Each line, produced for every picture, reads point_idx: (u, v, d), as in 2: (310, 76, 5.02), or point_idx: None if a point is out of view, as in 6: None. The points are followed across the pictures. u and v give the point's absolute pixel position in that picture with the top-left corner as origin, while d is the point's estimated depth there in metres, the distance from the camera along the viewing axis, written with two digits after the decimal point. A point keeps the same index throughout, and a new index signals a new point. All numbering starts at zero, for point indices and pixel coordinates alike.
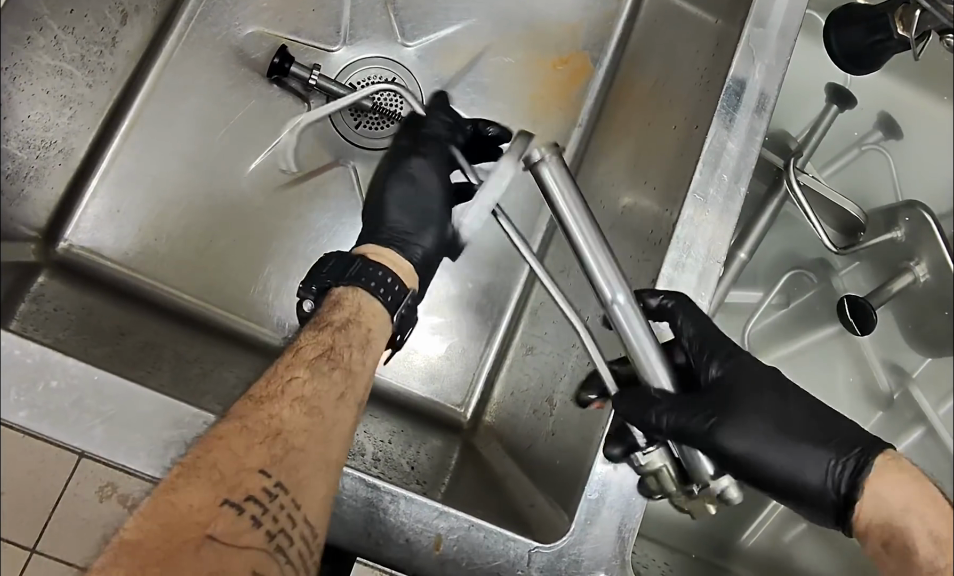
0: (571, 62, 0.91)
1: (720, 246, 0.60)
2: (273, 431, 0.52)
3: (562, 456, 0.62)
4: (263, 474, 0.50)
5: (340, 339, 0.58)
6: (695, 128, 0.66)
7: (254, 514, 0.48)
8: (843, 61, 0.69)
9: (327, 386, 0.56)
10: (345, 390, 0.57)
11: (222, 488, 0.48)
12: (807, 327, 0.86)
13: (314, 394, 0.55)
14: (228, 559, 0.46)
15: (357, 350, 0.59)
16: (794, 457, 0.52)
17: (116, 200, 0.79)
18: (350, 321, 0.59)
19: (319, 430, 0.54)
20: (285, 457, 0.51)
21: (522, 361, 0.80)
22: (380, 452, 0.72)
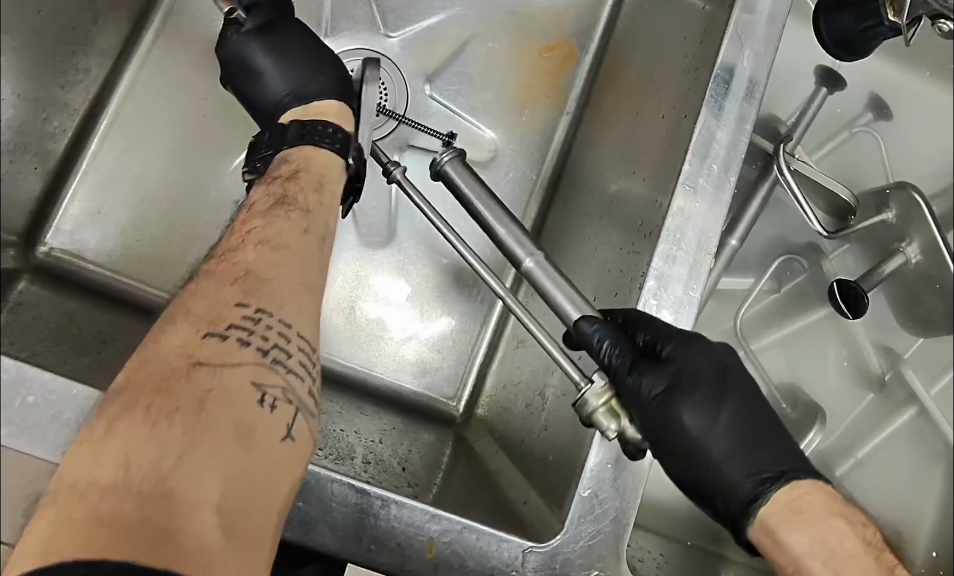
0: (558, 49, 0.90)
1: (712, 235, 0.59)
2: (240, 272, 0.50)
3: (554, 452, 0.61)
4: (240, 305, 0.48)
5: (291, 189, 0.57)
6: (683, 118, 0.65)
7: (241, 337, 0.46)
8: (835, 49, 0.68)
9: (286, 225, 0.54)
10: (308, 225, 0.56)
11: (203, 323, 0.46)
12: (798, 311, 0.86)
13: (277, 235, 0.53)
14: (223, 374, 0.44)
15: (311, 192, 0.58)
16: (717, 453, 0.53)
17: (96, 202, 0.78)
18: (299, 171, 0.59)
19: (285, 260, 0.52)
20: (258, 287, 0.49)
21: (514, 354, 0.79)
22: (371, 453, 0.71)
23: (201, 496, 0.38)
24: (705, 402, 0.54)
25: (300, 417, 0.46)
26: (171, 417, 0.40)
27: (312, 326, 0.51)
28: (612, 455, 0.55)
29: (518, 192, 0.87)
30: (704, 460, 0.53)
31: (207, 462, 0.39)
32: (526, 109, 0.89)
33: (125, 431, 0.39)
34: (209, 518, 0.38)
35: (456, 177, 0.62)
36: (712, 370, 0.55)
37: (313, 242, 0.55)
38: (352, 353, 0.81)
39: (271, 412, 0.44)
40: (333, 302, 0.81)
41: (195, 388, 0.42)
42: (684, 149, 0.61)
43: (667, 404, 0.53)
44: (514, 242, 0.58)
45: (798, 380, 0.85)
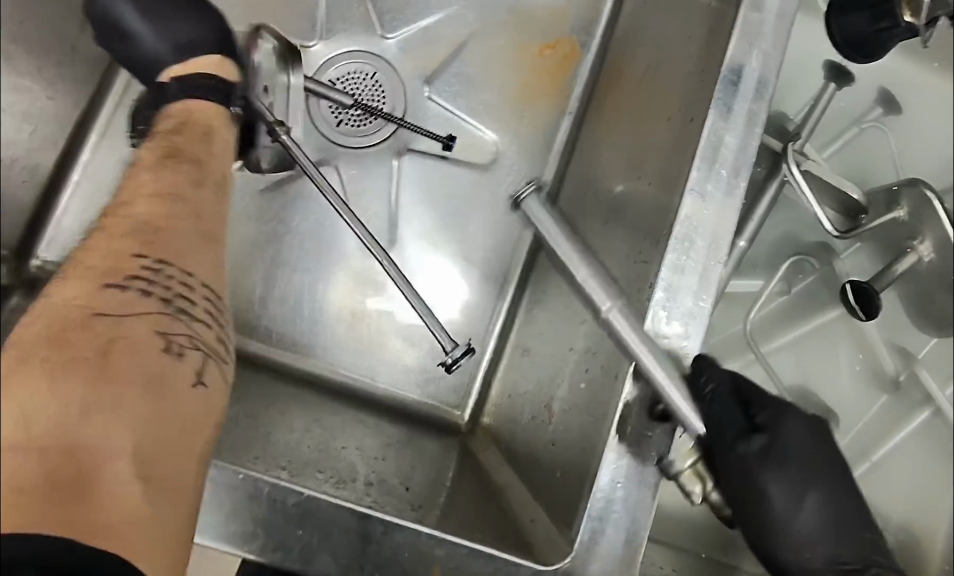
0: (558, 47, 0.88)
1: (722, 243, 0.57)
2: (153, 227, 0.53)
3: (561, 468, 0.59)
4: (139, 256, 0.51)
5: (186, 144, 0.60)
6: (690, 121, 0.63)
7: (143, 287, 0.49)
8: (847, 50, 0.67)
9: (181, 176, 0.57)
10: (200, 178, 0.59)
11: (98, 277, 0.48)
12: (810, 312, 0.84)
13: (171, 184, 0.56)
14: (122, 322, 0.47)
15: (197, 140, 0.61)
16: (795, 525, 0.54)
17: (91, 212, 0.75)
18: (184, 122, 0.62)
19: (193, 217, 0.56)
20: (153, 239, 0.52)
21: (519, 362, 0.77)
22: (374, 473, 0.73)
23: (106, 448, 0.42)
24: (793, 479, 0.55)
25: (209, 361, 0.52)
26: (73, 370, 0.43)
27: (212, 274, 0.55)
28: (621, 474, 0.53)
29: (522, 193, 0.85)
30: (800, 529, 0.55)
31: (108, 415, 0.43)
32: (526, 111, 0.87)
33: (32, 383, 0.41)
34: (125, 465, 0.42)
35: (575, 253, 0.65)
36: (824, 459, 0.56)
37: (212, 192, 0.59)
38: (354, 363, 0.79)
39: (177, 359, 0.49)
40: (334, 310, 0.80)
41: (91, 341, 0.45)
42: (691, 155, 0.59)
43: (759, 474, 0.53)
44: (610, 313, 0.56)
45: (810, 383, 0.84)
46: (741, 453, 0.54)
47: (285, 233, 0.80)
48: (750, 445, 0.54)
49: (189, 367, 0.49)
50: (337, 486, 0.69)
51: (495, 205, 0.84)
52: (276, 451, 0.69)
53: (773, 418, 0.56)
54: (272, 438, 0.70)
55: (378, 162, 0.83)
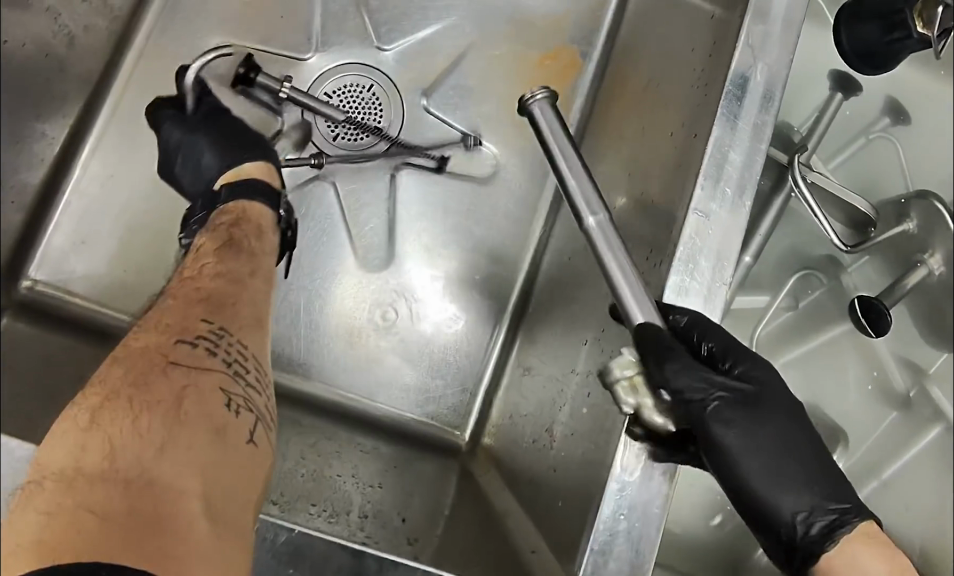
0: (558, 57, 0.86)
1: (728, 263, 0.55)
2: (203, 295, 0.54)
3: (564, 497, 0.57)
4: (206, 321, 0.51)
5: (235, 233, 0.59)
6: (693, 137, 0.61)
7: (208, 347, 0.50)
8: (856, 57, 0.67)
9: (237, 267, 0.57)
10: (254, 268, 0.59)
11: (173, 333, 0.49)
12: (819, 327, 0.81)
13: (232, 269, 0.57)
14: (194, 375, 0.47)
15: (254, 236, 0.60)
16: (770, 488, 0.50)
17: (82, 231, 0.75)
18: (237, 218, 0.61)
19: (243, 295, 0.56)
20: (220, 307, 0.53)
21: (520, 382, 0.75)
22: (369, 504, 0.73)
23: (180, 491, 0.41)
24: (761, 428, 0.50)
25: (260, 425, 0.50)
26: (151, 412, 0.44)
27: (261, 352, 0.54)
28: (626, 504, 0.51)
29: (522, 208, 0.82)
30: (779, 474, 0.50)
31: (183, 456, 0.43)
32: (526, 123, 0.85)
33: (113, 425, 0.42)
34: (194, 506, 0.41)
35: (544, 122, 0.57)
36: (790, 398, 0.53)
37: (263, 283, 0.59)
38: (351, 383, 0.78)
39: (236, 417, 0.48)
40: (331, 329, 0.78)
41: (169, 387, 0.45)
42: (695, 172, 0.58)
43: (725, 413, 0.50)
44: (583, 202, 0.54)
45: (818, 400, 0.80)
46: (703, 410, 0.49)
47: (284, 246, 0.78)
48: (711, 394, 0.50)
49: (245, 424, 0.48)
50: (330, 521, 0.71)
51: (497, 217, 0.82)
52: (272, 481, 0.69)
53: (739, 365, 0.53)
54: (268, 469, 0.69)
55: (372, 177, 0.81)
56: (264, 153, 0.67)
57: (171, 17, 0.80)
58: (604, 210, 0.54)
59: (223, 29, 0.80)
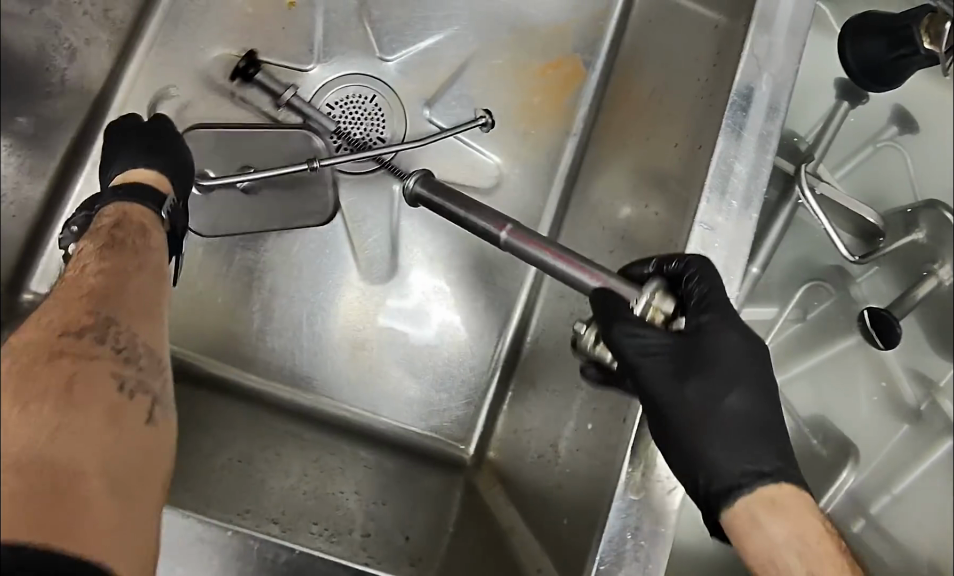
0: (561, 67, 0.86)
1: (733, 277, 0.55)
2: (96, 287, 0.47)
3: (570, 515, 0.56)
4: (94, 313, 0.45)
5: (123, 231, 0.53)
6: (698, 148, 0.60)
7: (96, 337, 0.44)
8: (859, 75, 0.70)
9: (138, 257, 0.51)
10: (140, 263, 0.51)
11: (63, 323, 0.43)
12: (828, 338, 0.80)
13: (132, 256, 0.51)
14: (84, 362, 0.42)
15: (138, 235, 0.53)
16: (711, 447, 0.49)
17: None
18: (122, 219, 0.54)
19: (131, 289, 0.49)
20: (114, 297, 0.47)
21: (525, 396, 0.74)
22: (373, 521, 0.69)
23: (82, 481, 0.37)
24: (710, 383, 0.50)
25: (158, 406, 0.45)
26: (42, 400, 0.38)
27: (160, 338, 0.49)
28: (633, 523, 0.50)
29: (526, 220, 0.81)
30: (711, 427, 0.50)
31: (77, 439, 0.38)
32: (529, 132, 0.85)
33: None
34: (97, 488, 0.38)
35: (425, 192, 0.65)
36: (749, 357, 0.51)
37: (151, 280, 0.51)
38: (354, 397, 0.77)
39: (130, 399, 0.43)
40: (334, 342, 0.77)
41: (56, 374, 0.40)
42: (700, 184, 0.57)
43: (665, 364, 0.50)
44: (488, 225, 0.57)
45: (827, 412, 0.79)
46: (653, 365, 0.49)
47: (288, 260, 0.78)
48: (664, 348, 0.50)
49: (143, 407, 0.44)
50: (332, 540, 0.64)
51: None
52: (268, 502, 0.64)
53: (703, 317, 0.51)
54: (266, 487, 0.66)
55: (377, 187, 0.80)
56: (167, 162, 0.63)
57: (173, 29, 0.80)
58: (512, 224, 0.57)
59: (225, 39, 0.80)
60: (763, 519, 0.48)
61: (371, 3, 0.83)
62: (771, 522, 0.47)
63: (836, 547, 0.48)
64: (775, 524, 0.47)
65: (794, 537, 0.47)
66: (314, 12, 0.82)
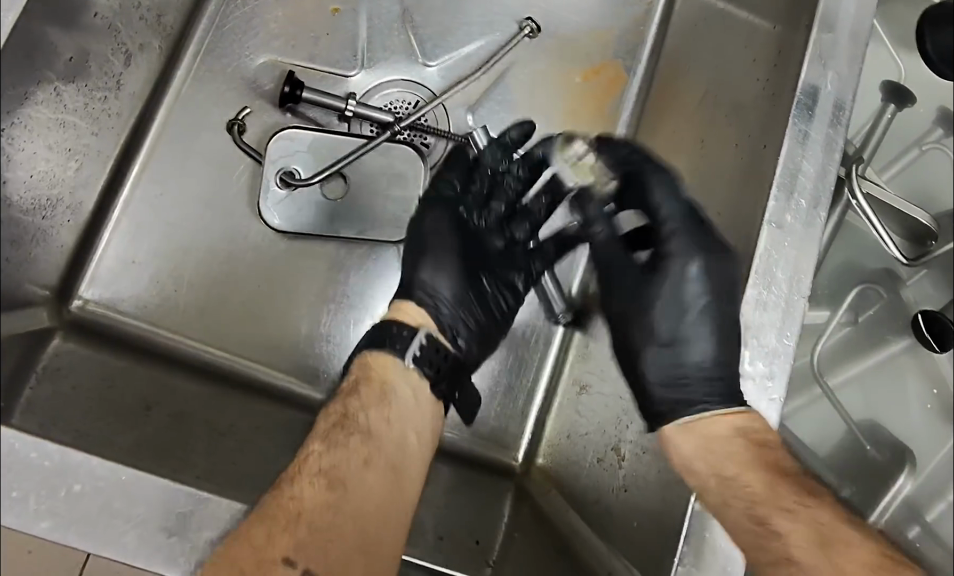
0: (603, 72, 0.86)
1: (806, 274, 0.54)
2: (293, 512, 0.52)
3: (641, 518, 0.56)
4: (287, 563, 0.50)
5: (353, 405, 0.60)
6: (763, 148, 0.60)
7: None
8: (941, 67, 0.68)
9: (346, 456, 0.57)
10: (368, 455, 0.58)
11: None
12: (875, 344, 0.78)
13: (334, 466, 0.56)
14: None
15: (372, 407, 0.60)
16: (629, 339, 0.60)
17: (132, 250, 0.75)
18: (359, 385, 0.62)
19: (348, 503, 0.55)
20: (311, 544, 0.52)
21: (575, 402, 0.73)
22: (443, 526, 0.68)
23: None
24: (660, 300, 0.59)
25: None
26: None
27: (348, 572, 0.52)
28: (708, 522, 0.50)
29: None
30: (657, 334, 0.59)
31: None
32: (572, 136, 0.85)
33: None
34: None
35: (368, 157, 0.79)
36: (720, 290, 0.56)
37: (379, 472, 0.58)
38: None
39: None
40: None
41: None
42: (767, 184, 0.57)
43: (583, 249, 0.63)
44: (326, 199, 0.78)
45: (880, 418, 0.77)
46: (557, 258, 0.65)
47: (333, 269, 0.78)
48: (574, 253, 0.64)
49: None
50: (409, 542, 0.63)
51: None
52: None
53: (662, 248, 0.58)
54: None
55: (409, 185, 0.79)
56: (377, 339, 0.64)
57: (219, 34, 0.80)
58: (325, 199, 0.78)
59: (270, 46, 0.81)
60: (670, 434, 0.56)
61: (413, 9, 0.84)
62: (688, 439, 0.55)
63: (758, 467, 0.52)
64: (685, 444, 0.55)
65: (699, 454, 0.54)
66: (357, 19, 0.83)
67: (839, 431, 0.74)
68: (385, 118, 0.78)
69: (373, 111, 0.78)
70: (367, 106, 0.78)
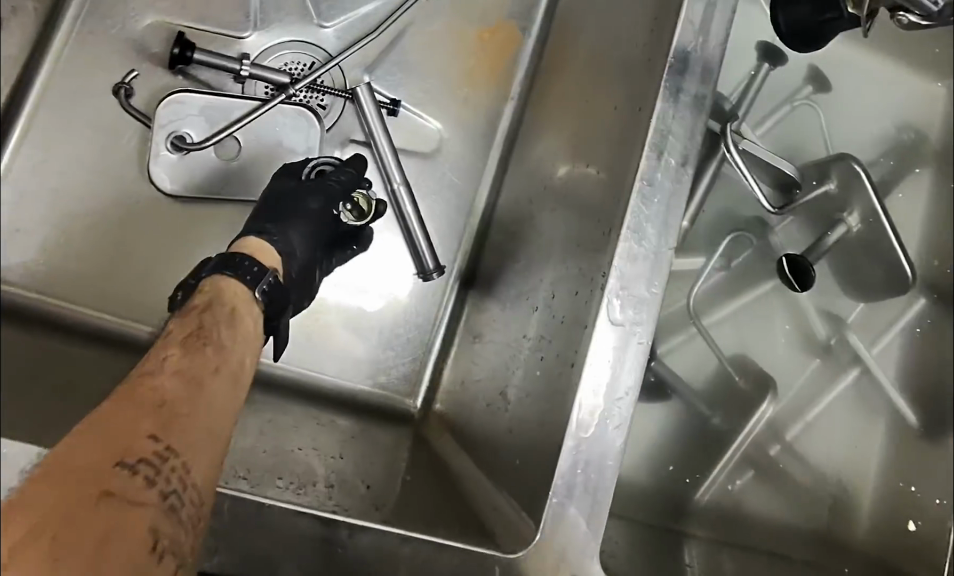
0: (497, 33, 0.87)
1: (671, 232, 0.58)
2: (157, 401, 0.47)
3: (521, 456, 0.60)
4: (153, 438, 0.45)
5: (206, 320, 0.56)
6: (638, 111, 0.63)
7: (153, 472, 0.44)
8: (791, 39, 0.69)
9: (201, 359, 0.52)
10: (219, 363, 0.53)
11: (112, 452, 0.43)
12: (746, 286, 0.79)
13: (192, 366, 0.52)
14: (129, 493, 0.42)
15: (226, 323, 0.56)
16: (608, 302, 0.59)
17: (17, 219, 0.76)
18: (211, 303, 0.57)
19: (202, 406, 0.50)
20: (170, 423, 0.47)
21: (471, 351, 0.78)
22: (334, 474, 0.71)
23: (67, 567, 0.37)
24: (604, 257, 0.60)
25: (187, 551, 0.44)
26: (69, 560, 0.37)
27: (205, 482, 0.48)
28: (582, 458, 0.54)
29: (468, 182, 0.84)
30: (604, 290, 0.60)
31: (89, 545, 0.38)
32: (467, 97, 0.86)
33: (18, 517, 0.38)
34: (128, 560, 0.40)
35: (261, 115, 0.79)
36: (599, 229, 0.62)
37: (227, 381, 0.53)
38: (307, 359, 0.78)
39: (164, 519, 0.43)
40: None
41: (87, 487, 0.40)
42: (639, 145, 0.60)
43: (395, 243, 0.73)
44: (219, 158, 0.78)
45: (748, 350, 0.78)
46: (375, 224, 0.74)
47: (229, 228, 0.78)
48: None
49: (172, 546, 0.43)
50: (298, 492, 0.67)
51: (457, 191, 0.84)
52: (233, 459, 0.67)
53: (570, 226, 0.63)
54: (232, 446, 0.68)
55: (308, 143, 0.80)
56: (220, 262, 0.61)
57: None
58: (218, 158, 0.78)
59: (157, 7, 0.79)
60: None
61: None
62: None
63: None
64: None
65: None
66: None
67: (711, 367, 0.76)
68: (281, 80, 0.79)
69: (269, 71, 0.78)
70: (262, 67, 0.78)
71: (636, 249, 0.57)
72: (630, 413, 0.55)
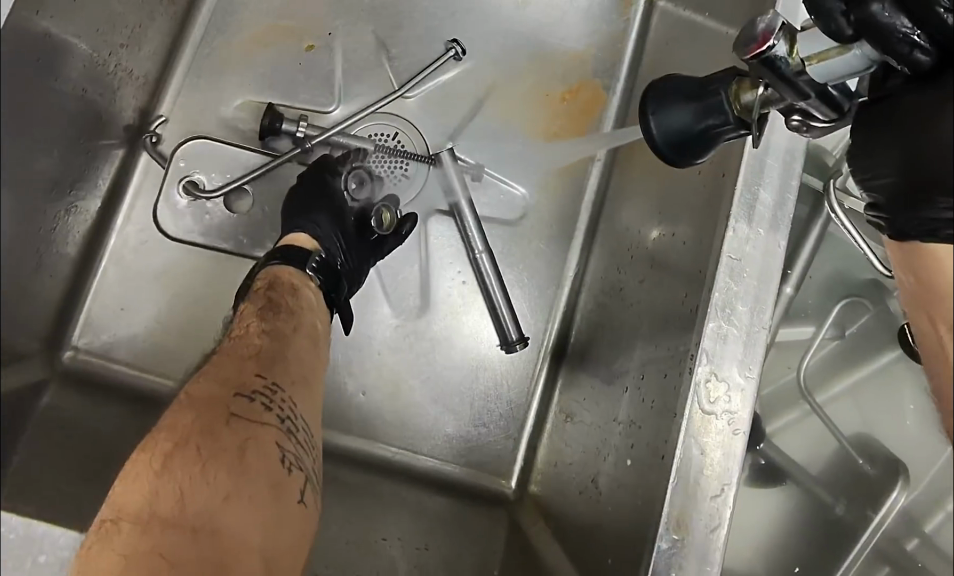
0: (580, 93, 0.84)
1: (766, 306, 0.53)
2: (253, 352, 0.59)
3: (614, 552, 0.56)
4: (259, 376, 0.57)
5: (272, 295, 0.64)
6: (722, 175, 0.59)
7: (264, 402, 0.55)
8: None
9: (281, 321, 0.62)
10: (294, 326, 0.63)
11: (229, 386, 0.55)
12: (864, 357, 0.72)
13: (276, 326, 0.62)
14: (246, 426, 0.53)
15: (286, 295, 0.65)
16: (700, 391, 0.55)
17: (121, 298, 0.78)
18: (273, 281, 0.66)
19: (288, 355, 0.61)
20: (269, 367, 0.58)
21: (562, 430, 0.74)
22: (417, 565, 0.67)
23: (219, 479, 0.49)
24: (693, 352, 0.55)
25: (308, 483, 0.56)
26: (217, 463, 0.50)
27: (310, 414, 0.61)
28: (678, 561, 0.49)
29: (553, 249, 0.82)
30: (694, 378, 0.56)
31: (230, 465, 0.50)
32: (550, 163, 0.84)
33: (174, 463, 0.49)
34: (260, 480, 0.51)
35: None
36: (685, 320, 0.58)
37: (303, 339, 0.63)
38: (394, 436, 0.77)
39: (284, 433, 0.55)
40: (372, 379, 0.78)
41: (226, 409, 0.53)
42: (726, 212, 0.56)
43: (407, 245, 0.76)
44: None
45: (873, 431, 0.71)
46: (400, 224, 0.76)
47: None
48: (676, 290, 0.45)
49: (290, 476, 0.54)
50: None
51: (542, 258, 0.82)
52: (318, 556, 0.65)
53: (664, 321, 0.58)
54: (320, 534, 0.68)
55: None
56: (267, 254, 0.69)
57: (197, 81, 0.82)
58: None
59: (246, 88, 0.82)
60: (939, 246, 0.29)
61: (388, 41, 0.83)
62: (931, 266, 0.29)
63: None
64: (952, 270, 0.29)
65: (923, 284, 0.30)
66: (333, 56, 0.82)
67: (831, 448, 0.69)
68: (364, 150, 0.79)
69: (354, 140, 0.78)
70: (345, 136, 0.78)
71: (727, 328, 0.53)
72: (728, 515, 0.50)
